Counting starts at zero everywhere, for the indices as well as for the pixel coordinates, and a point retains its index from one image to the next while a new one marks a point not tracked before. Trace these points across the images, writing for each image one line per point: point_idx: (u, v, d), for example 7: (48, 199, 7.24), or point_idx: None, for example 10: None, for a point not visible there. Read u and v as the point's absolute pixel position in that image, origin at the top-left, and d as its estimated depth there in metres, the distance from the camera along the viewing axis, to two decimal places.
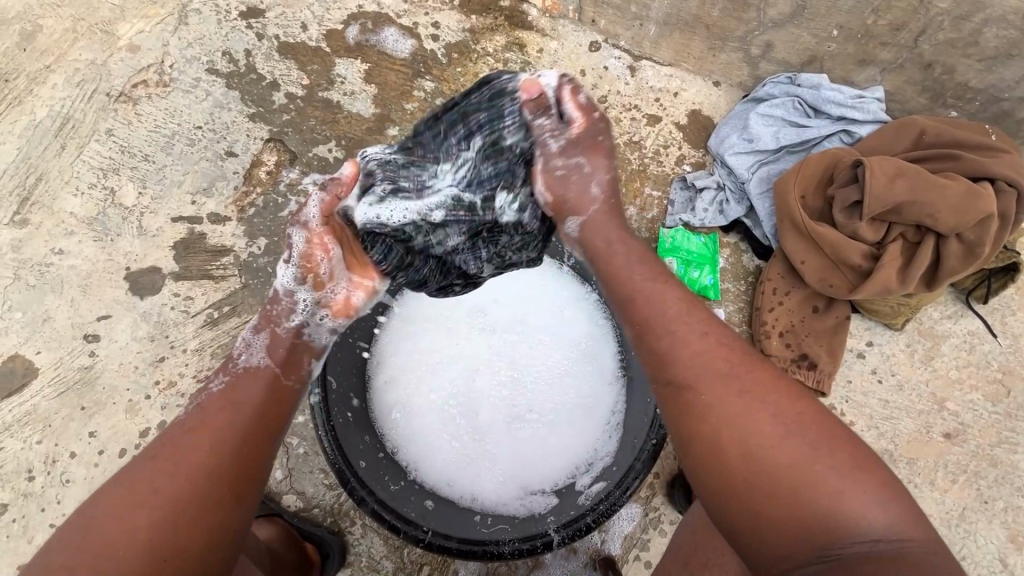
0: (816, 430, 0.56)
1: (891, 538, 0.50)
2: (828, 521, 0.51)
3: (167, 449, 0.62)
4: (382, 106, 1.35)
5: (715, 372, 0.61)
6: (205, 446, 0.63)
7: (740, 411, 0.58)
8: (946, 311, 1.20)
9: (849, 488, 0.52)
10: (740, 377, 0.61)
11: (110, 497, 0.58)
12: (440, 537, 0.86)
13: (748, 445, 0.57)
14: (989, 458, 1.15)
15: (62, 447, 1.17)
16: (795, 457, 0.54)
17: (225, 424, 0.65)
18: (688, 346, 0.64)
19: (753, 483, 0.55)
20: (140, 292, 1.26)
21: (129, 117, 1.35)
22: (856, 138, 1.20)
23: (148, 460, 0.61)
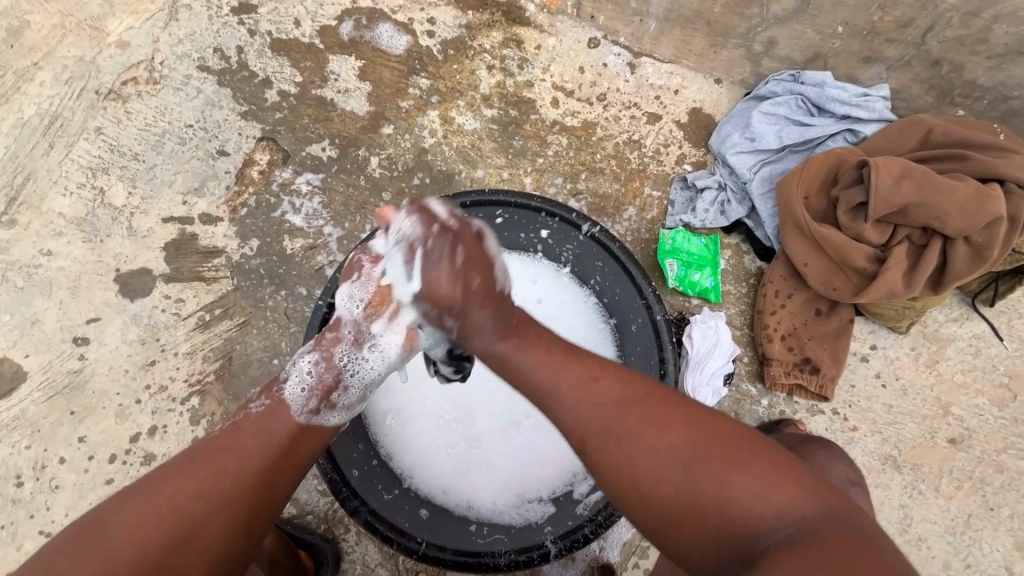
0: (705, 437, 0.59)
1: (789, 519, 0.54)
2: (735, 519, 0.56)
3: (190, 464, 0.64)
4: (376, 104, 1.32)
5: (606, 414, 0.64)
6: (220, 471, 0.64)
7: (642, 441, 0.61)
8: (952, 314, 1.18)
9: (744, 485, 0.56)
10: (628, 413, 0.63)
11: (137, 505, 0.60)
12: (434, 548, 0.88)
13: (656, 472, 0.59)
14: (994, 464, 1.13)
15: (52, 452, 1.15)
16: (699, 467, 0.58)
17: (251, 450, 0.66)
18: (576, 400, 0.65)
19: (669, 513, 0.59)
20: (130, 294, 1.23)
21: (118, 115, 1.32)
22: (860, 137, 1.18)
23: (180, 471, 0.63)
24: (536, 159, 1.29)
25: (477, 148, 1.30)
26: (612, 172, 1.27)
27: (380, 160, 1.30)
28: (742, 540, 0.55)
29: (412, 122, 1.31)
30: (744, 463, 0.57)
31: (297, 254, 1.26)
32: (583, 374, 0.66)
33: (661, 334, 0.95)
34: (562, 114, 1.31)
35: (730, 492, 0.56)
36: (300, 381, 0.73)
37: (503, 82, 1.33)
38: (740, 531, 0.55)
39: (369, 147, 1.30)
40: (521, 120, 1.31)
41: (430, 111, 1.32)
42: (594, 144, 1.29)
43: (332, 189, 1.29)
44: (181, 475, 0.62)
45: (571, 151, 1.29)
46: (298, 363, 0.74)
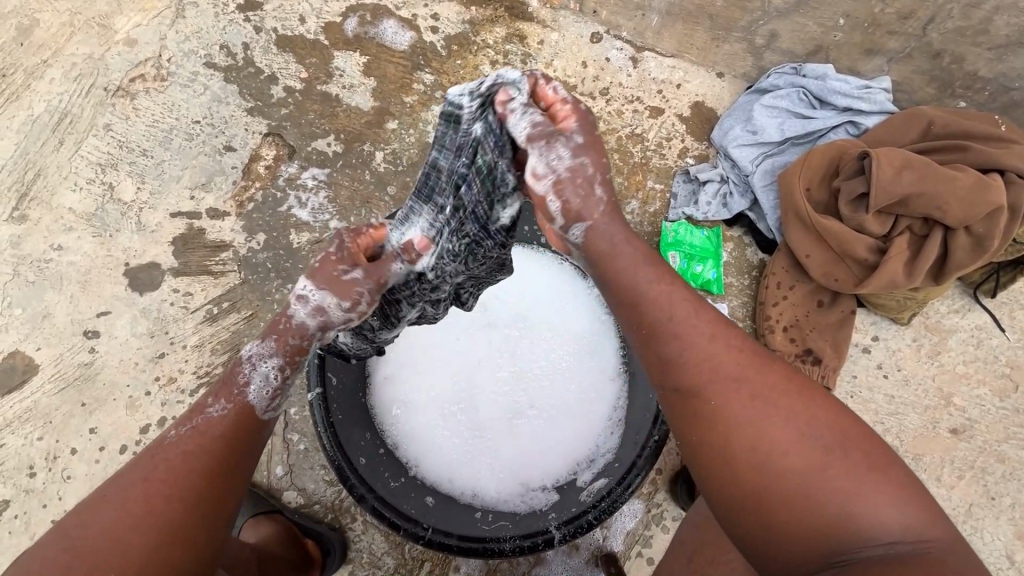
0: (839, 437, 0.55)
1: (907, 542, 0.51)
2: (843, 525, 0.51)
3: (159, 471, 0.59)
4: (380, 100, 1.33)
5: (735, 376, 0.58)
6: (195, 475, 0.59)
7: (764, 416, 0.56)
8: (954, 305, 1.18)
9: (869, 495, 0.52)
10: (757, 384, 0.58)
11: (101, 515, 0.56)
12: (440, 535, 0.86)
13: (770, 446, 0.55)
14: (995, 454, 1.13)
15: (63, 443, 1.17)
16: (819, 463, 0.53)
17: (218, 449, 0.62)
18: (707, 353, 0.59)
19: (767, 494, 0.54)
20: (140, 287, 1.25)
21: (127, 112, 1.34)
22: (862, 129, 1.18)
23: (139, 480, 0.58)
24: None
25: None
26: (615, 166, 1.28)
27: (385, 155, 1.31)
28: (848, 543, 0.51)
29: (416, 117, 1.33)
30: (874, 476, 0.53)
31: (304, 248, 1.27)
32: (718, 337, 0.60)
33: None
34: None
35: (847, 486, 0.52)
36: (264, 385, 0.64)
37: None
38: (846, 531, 0.51)
39: (374, 142, 1.32)
40: None
41: (434, 106, 1.33)
42: None
43: (337, 183, 1.30)
44: (143, 483, 0.58)
45: None
46: (258, 367, 0.64)
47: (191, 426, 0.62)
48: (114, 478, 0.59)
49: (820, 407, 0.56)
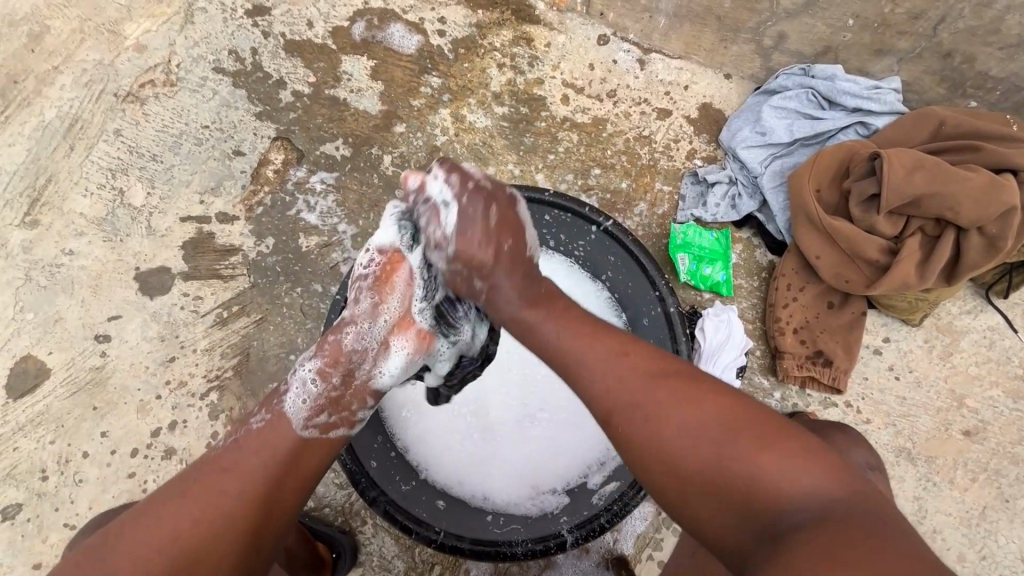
0: (728, 415, 0.57)
1: (821, 508, 0.49)
2: (761, 495, 0.51)
3: (225, 467, 0.65)
4: (388, 103, 1.34)
5: (616, 388, 0.63)
6: (253, 472, 0.66)
7: (663, 407, 0.59)
8: (965, 306, 1.18)
9: (770, 465, 0.52)
10: (654, 383, 0.62)
11: (158, 515, 0.61)
12: (453, 538, 0.88)
13: (681, 436, 0.57)
14: (1009, 455, 1.12)
15: (75, 447, 1.18)
16: (717, 441, 0.55)
17: (268, 450, 0.68)
18: (598, 369, 0.65)
19: (690, 479, 0.56)
20: (150, 292, 1.26)
21: (136, 117, 1.35)
22: (872, 130, 1.18)
23: (206, 475, 0.64)
24: (547, 155, 1.30)
25: (489, 145, 1.32)
26: (623, 168, 1.28)
27: (393, 159, 1.32)
28: (766, 517, 0.51)
29: (424, 120, 1.33)
30: (778, 445, 0.53)
31: (313, 251, 1.28)
32: (602, 347, 0.67)
33: (675, 327, 0.95)
34: (572, 110, 1.32)
35: (753, 463, 0.53)
36: (300, 390, 0.73)
37: (514, 79, 1.34)
38: (763, 506, 0.51)
39: (382, 145, 1.32)
40: (532, 117, 1.32)
41: (441, 109, 1.34)
42: (604, 140, 1.30)
43: (345, 187, 1.31)
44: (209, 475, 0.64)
45: (582, 148, 1.30)
46: (298, 373, 0.74)
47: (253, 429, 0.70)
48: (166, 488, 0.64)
49: (716, 396, 0.58)
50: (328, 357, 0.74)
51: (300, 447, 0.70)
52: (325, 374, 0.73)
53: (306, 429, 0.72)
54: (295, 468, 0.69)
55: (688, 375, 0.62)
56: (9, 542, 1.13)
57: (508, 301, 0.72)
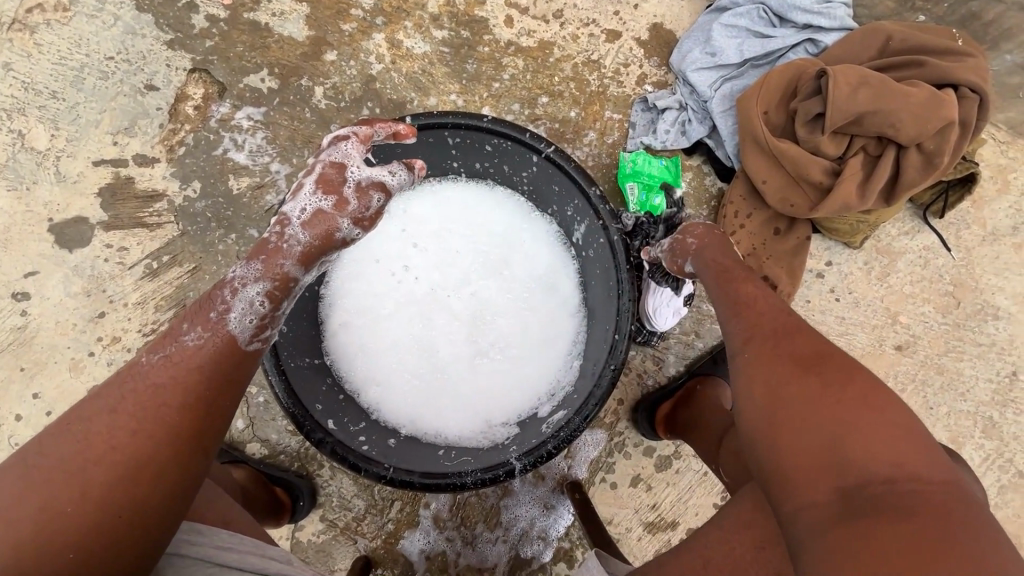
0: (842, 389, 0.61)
1: (902, 489, 0.53)
2: (847, 463, 0.56)
3: (126, 404, 0.62)
4: (315, 28, 1.22)
5: (785, 338, 0.70)
6: (164, 410, 0.62)
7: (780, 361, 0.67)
8: (904, 227, 1.20)
9: (877, 438, 0.56)
10: (785, 345, 0.69)
11: (66, 443, 0.58)
12: (402, 473, 0.85)
13: (789, 386, 0.64)
14: (935, 366, 1.19)
15: (6, 409, 1.12)
16: (830, 437, 0.58)
17: (189, 381, 0.65)
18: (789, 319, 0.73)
19: (780, 428, 0.62)
20: (67, 244, 1.16)
21: (27, 48, 1.20)
22: (822, 48, 1.13)
23: (104, 414, 0.61)
24: (491, 83, 1.23)
25: (429, 73, 1.23)
26: (571, 95, 1.23)
27: (325, 90, 1.22)
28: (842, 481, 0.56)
29: (357, 46, 1.23)
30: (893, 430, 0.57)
31: (245, 194, 1.19)
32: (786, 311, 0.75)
33: (618, 255, 0.89)
34: (517, 33, 1.24)
35: (861, 428, 0.57)
36: (246, 311, 0.71)
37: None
38: (847, 470, 0.56)
39: (312, 76, 1.22)
40: (474, 41, 1.24)
41: (375, 34, 1.23)
42: (551, 66, 1.24)
43: (275, 123, 1.21)
44: (113, 411, 0.61)
45: (528, 74, 1.23)
46: (243, 294, 0.71)
47: (164, 355, 0.66)
48: (84, 401, 0.62)
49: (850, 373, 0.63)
50: (277, 284, 0.73)
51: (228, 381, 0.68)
52: (272, 297, 0.73)
53: (253, 344, 0.71)
54: (218, 406, 0.66)
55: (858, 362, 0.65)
56: None
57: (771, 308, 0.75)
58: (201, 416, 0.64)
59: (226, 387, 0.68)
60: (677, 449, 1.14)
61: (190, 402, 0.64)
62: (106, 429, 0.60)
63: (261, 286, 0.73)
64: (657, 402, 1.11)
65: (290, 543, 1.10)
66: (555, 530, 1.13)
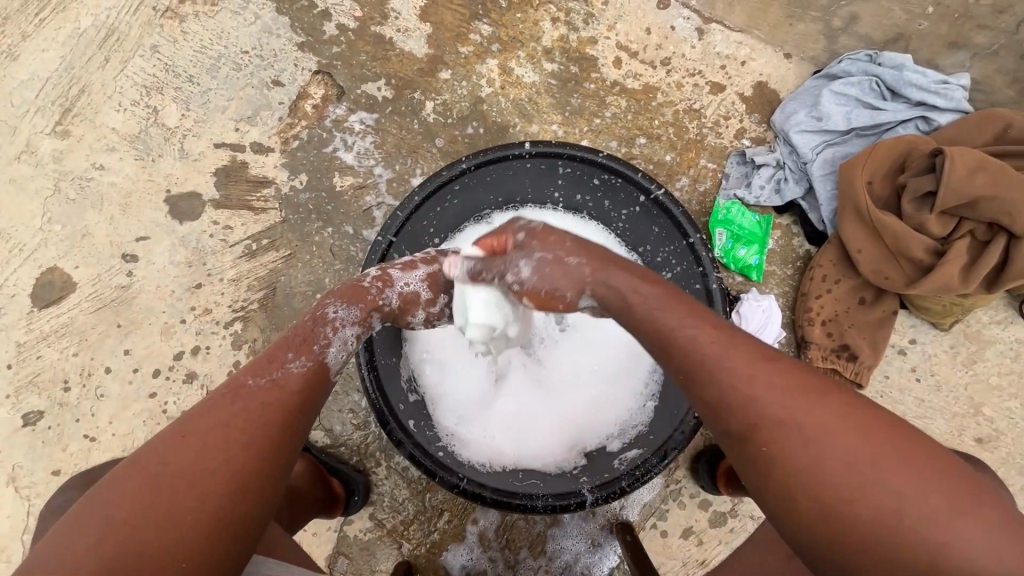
0: (837, 404, 0.60)
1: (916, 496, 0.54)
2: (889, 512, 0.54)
3: (234, 420, 0.64)
4: (435, 47, 1.30)
5: (755, 377, 0.62)
6: (271, 426, 0.65)
7: (772, 391, 0.61)
8: (997, 316, 1.17)
9: (867, 455, 0.56)
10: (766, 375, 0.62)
11: (180, 455, 0.60)
12: (474, 485, 0.87)
13: (783, 428, 0.59)
14: (1017, 466, 1.14)
15: (98, 361, 1.19)
16: (851, 472, 0.56)
17: (289, 402, 0.69)
18: (723, 359, 0.64)
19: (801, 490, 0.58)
20: (179, 216, 1.24)
21: (174, 35, 1.31)
22: (934, 127, 1.13)
23: (218, 427, 0.63)
24: (592, 119, 1.27)
25: (534, 102, 1.28)
26: (669, 140, 1.26)
27: (436, 105, 1.28)
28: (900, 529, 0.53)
29: (470, 69, 1.29)
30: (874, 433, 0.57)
31: (346, 192, 1.25)
32: (736, 348, 0.65)
33: (715, 304, 0.92)
34: (624, 75, 1.28)
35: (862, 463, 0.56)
36: (341, 346, 0.78)
37: (567, 36, 1.30)
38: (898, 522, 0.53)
39: (425, 90, 1.29)
40: (581, 78, 1.29)
41: (489, 60, 1.30)
42: (653, 109, 1.27)
43: (385, 130, 1.27)
44: (220, 425, 0.63)
45: (629, 115, 1.27)
46: (340, 333, 0.78)
47: (269, 376, 0.69)
48: (191, 416, 0.64)
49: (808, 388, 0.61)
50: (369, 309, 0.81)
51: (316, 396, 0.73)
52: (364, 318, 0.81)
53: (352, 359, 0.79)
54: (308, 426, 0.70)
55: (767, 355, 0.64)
56: (31, 446, 1.16)
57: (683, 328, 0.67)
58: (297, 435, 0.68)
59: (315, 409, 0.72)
60: (734, 507, 1.11)
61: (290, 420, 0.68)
62: (220, 444, 0.61)
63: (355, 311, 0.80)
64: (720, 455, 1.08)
65: (337, 535, 1.11)
66: (599, 568, 1.11)
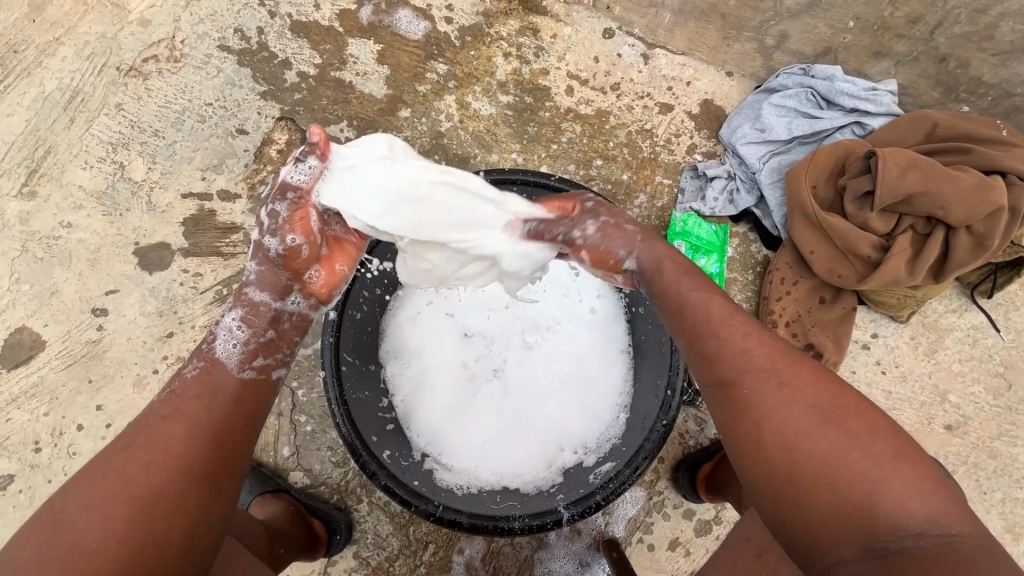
0: (798, 388, 0.64)
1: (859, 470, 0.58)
2: (826, 479, 0.58)
3: (140, 441, 0.68)
4: (394, 88, 1.35)
5: (732, 353, 0.67)
6: (176, 440, 0.68)
7: (746, 366, 0.66)
8: (951, 305, 1.21)
9: (810, 428, 0.61)
10: (742, 348, 0.67)
11: (91, 483, 0.64)
12: (450, 512, 0.87)
13: (753, 399, 0.64)
14: (988, 450, 1.16)
15: (69, 419, 1.17)
16: (799, 440, 0.61)
17: (193, 415, 0.70)
18: (709, 337, 0.69)
19: (761, 458, 0.63)
20: (148, 267, 1.25)
21: (139, 92, 1.34)
22: (868, 130, 1.21)
23: (127, 451, 0.67)
24: (550, 145, 1.32)
25: (493, 133, 1.33)
26: (624, 160, 1.31)
27: None
28: (834, 499, 0.57)
29: (429, 105, 1.34)
30: (828, 408, 0.62)
31: None
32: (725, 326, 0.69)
33: None
34: (576, 102, 1.34)
35: (812, 435, 0.61)
36: (228, 337, 0.76)
37: (520, 69, 1.35)
38: (830, 485, 0.58)
39: (387, 129, 1.33)
40: (536, 107, 1.34)
41: (446, 96, 1.35)
42: (607, 132, 1.32)
43: None
44: (127, 450, 0.67)
45: (584, 139, 1.32)
46: (223, 322, 0.77)
47: (171, 391, 0.72)
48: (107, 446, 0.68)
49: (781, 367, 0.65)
50: (251, 312, 0.78)
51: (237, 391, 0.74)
52: (253, 326, 0.77)
53: (243, 371, 0.75)
54: (226, 433, 0.71)
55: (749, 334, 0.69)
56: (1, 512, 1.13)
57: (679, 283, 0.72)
58: (211, 445, 0.69)
59: (236, 418, 0.73)
60: (717, 514, 1.11)
61: (197, 430, 0.69)
62: (129, 469, 0.65)
63: (245, 322, 0.77)
64: (699, 463, 1.09)
65: None
66: None
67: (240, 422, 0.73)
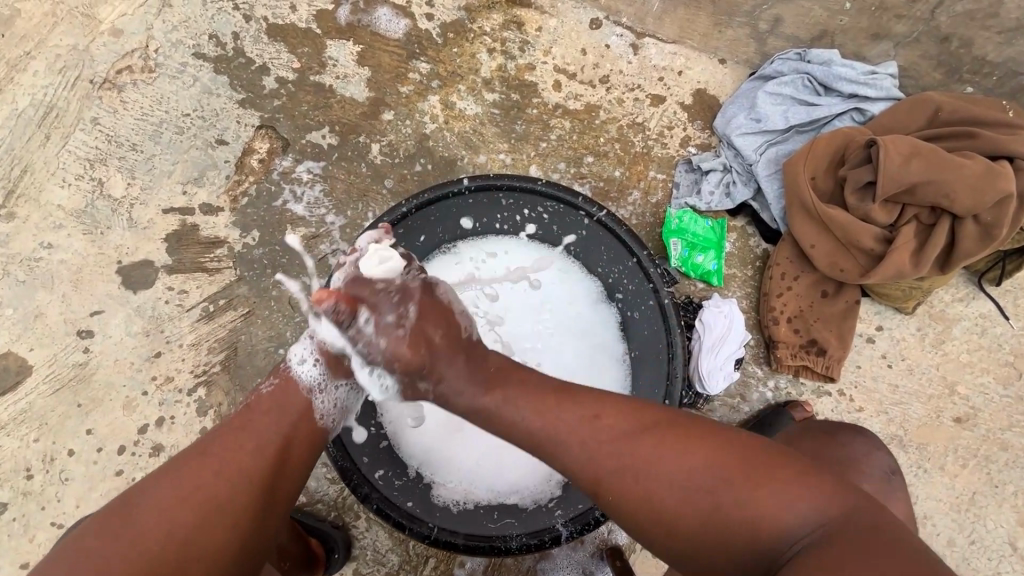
0: (659, 448, 0.65)
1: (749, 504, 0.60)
2: (732, 526, 0.60)
3: (213, 450, 0.67)
4: (376, 90, 1.30)
5: (597, 443, 0.67)
6: (244, 453, 0.68)
7: (617, 453, 0.66)
8: (958, 293, 1.18)
9: (688, 482, 0.62)
10: (599, 435, 0.67)
11: (164, 485, 0.64)
12: (447, 533, 0.88)
13: (635, 484, 0.64)
14: (999, 442, 1.13)
15: (60, 445, 1.15)
16: (693, 498, 0.62)
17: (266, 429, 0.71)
18: (572, 439, 0.67)
19: (675, 530, 0.62)
20: (133, 286, 1.23)
21: (114, 105, 1.30)
22: (868, 116, 1.16)
23: (196, 457, 0.67)
24: (539, 143, 1.28)
25: (479, 133, 1.29)
26: (616, 156, 1.26)
27: (381, 147, 1.28)
28: (753, 542, 0.59)
29: (412, 107, 1.30)
30: (686, 449, 0.64)
31: (300, 243, 1.24)
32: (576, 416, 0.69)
33: (670, 319, 0.96)
34: (564, 97, 1.29)
35: (693, 488, 0.62)
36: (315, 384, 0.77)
37: (505, 65, 1.31)
38: (736, 533, 0.60)
39: (370, 133, 1.29)
40: (523, 104, 1.30)
41: (430, 96, 1.30)
42: (597, 128, 1.28)
43: (333, 177, 1.27)
44: (199, 457, 0.66)
45: (574, 135, 1.28)
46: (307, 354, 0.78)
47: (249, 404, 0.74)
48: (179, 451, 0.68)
49: (637, 436, 0.66)
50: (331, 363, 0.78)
51: (307, 412, 0.75)
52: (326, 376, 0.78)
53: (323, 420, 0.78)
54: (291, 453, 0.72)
55: (600, 412, 0.69)
56: None
57: (461, 393, 0.73)
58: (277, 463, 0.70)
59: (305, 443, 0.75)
60: None
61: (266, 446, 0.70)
62: (194, 478, 0.65)
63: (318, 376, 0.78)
64: None
65: None
66: None
67: (309, 444, 0.75)
